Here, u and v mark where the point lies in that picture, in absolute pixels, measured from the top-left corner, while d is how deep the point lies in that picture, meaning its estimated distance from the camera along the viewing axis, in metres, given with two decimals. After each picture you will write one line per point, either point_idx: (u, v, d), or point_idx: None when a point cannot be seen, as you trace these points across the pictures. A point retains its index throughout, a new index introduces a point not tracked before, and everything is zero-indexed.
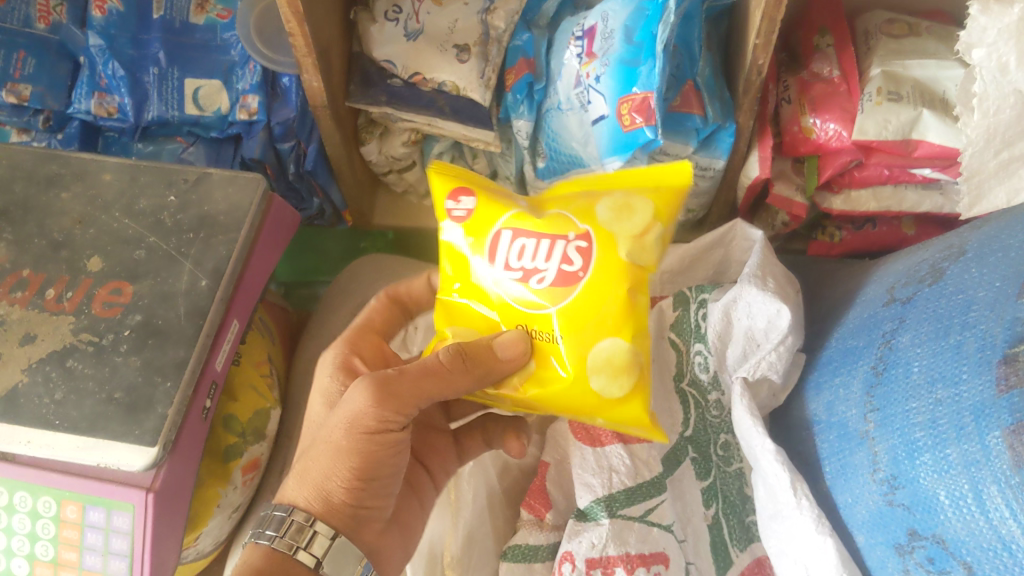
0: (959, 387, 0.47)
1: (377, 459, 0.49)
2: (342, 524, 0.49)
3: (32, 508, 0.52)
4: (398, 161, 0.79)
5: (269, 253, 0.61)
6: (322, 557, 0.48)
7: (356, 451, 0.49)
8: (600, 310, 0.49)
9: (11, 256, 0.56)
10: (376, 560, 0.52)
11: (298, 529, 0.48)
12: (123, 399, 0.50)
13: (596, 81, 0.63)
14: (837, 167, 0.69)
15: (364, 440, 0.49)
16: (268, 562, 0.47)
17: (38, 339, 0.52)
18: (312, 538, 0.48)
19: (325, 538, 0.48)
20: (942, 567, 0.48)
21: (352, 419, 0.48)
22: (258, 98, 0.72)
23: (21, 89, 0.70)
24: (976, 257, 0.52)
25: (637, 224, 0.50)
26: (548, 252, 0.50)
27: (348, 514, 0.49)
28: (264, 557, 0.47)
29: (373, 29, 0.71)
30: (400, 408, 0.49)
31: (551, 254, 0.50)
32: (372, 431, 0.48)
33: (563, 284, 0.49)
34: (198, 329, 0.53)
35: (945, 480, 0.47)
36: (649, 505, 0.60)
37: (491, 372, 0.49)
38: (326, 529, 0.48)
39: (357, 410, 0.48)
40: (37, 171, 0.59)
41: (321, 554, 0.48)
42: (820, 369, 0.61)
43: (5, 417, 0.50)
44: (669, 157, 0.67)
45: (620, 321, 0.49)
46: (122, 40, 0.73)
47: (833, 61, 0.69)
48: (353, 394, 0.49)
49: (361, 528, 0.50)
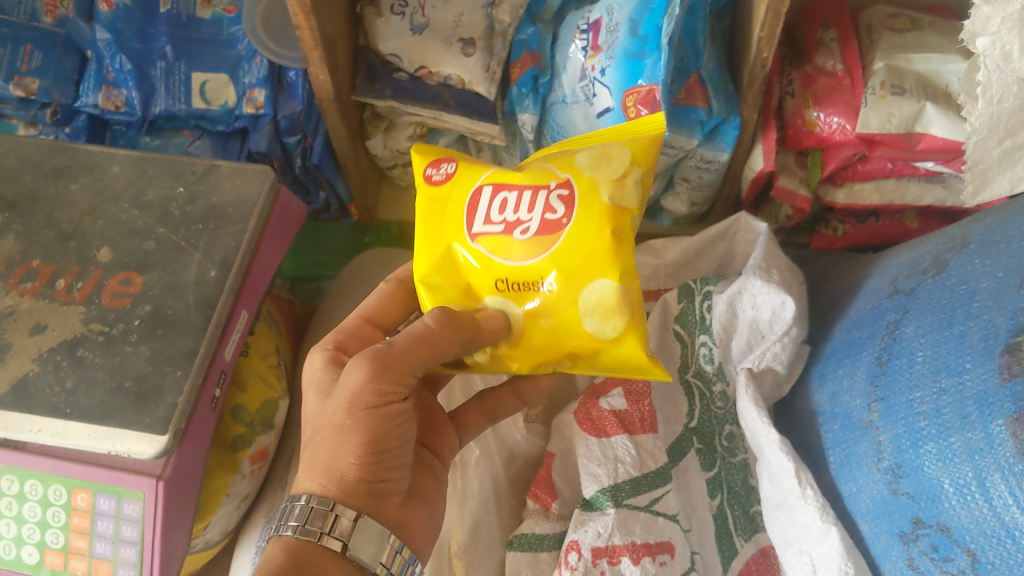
0: (962, 376, 0.48)
1: (385, 432, 0.45)
2: (360, 501, 0.45)
3: (42, 497, 0.52)
4: (403, 154, 0.80)
5: (278, 243, 0.61)
6: (348, 540, 0.43)
7: (365, 427, 0.44)
8: (578, 260, 0.47)
9: (20, 246, 0.56)
10: (404, 537, 0.48)
11: (316, 516, 0.43)
12: (133, 388, 0.51)
13: (602, 74, 0.63)
14: (840, 160, 0.70)
15: (368, 413, 0.44)
16: (286, 558, 0.43)
17: (48, 329, 0.53)
18: (336, 523, 0.43)
19: (349, 520, 0.44)
20: (946, 555, 0.49)
21: (352, 396, 0.44)
22: (265, 92, 0.73)
23: (28, 82, 0.71)
24: (979, 249, 0.52)
25: (617, 168, 0.48)
26: (529, 204, 0.49)
27: (365, 489, 0.45)
28: (284, 552, 0.43)
29: (379, 22, 0.70)
30: (399, 377, 0.45)
31: (533, 206, 0.48)
32: (375, 404, 0.44)
33: (546, 233, 0.48)
34: (207, 320, 0.53)
35: (948, 468, 0.48)
36: (654, 495, 0.61)
37: (464, 323, 0.47)
38: (348, 511, 0.44)
39: (354, 387, 0.44)
40: (46, 163, 0.60)
41: (347, 537, 0.43)
42: (824, 360, 0.62)
43: (16, 406, 0.50)
44: (674, 149, 0.68)
45: (603, 250, 0.47)
46: (129, 34, 0.73)
47: (836, 54, 0.69)
48: (348, 372, 0.44)
49: (383, 503, 0.46)
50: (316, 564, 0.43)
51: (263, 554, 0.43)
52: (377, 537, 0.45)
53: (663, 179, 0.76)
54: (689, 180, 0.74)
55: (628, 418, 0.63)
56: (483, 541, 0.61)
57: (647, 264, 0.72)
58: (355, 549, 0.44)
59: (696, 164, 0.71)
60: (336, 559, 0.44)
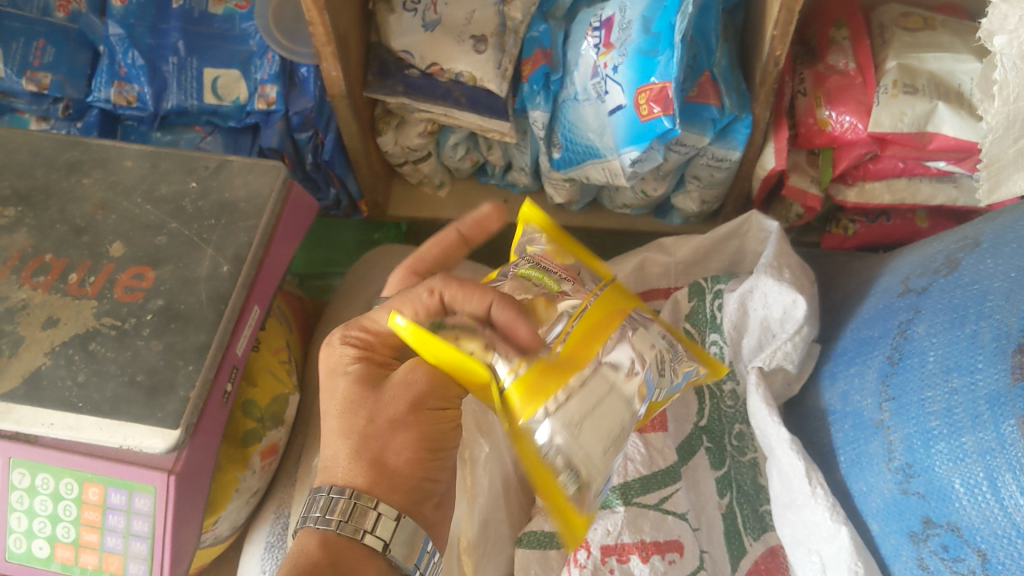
0: (974, 376, 0.48)
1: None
2: (403, 502, 0.46)
3: (53, 490, 0.53)
4: (414, 151, 0.80)
5: (291, 238, 0.61)
6: (388, 540, 0.45)
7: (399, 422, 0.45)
8: None
9: (33, 240, 0.56)
10: (436, 537, 0.49)
11: (360, 513, 0.44)
12: (145, 382, 0.51)
13: (614, 71, 0.63)
14: (852, 159, 0.70)
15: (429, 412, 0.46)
16: (324, 552, 0.44)
17: (60, 323, 0.53)
18: (378, 522, 0.45)
19: (390, 519, 0.45)
20: (956, 555, 0.48)
21: (415, 398, 0.46)
22: (276, 88, 0.72)
23: (41, 77, 0.72)
24: (991, 248, 0.52)
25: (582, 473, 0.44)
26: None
27: (413, 484, 0.46)
28: (322, 545, 0.44)
29: (391, 19, 0.70)
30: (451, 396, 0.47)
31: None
32: (434, 405, 0.46)
33: None
34: (219, 314, 0.53)
35: (959, 468, 0.47)
36: (663, 493, 0.61)
37: None
38: (390, 510, 0.45)
39: (414, 382, 0.46)
40: (59, 157, 0.60)
41: (388, 537, 0.45)
42: (835, 359, 0.62)
43: (28, 400, 0.50)
44: (685, 148, 0.68)
45: None
46: (141, 29, 0.73)
47: (849, 53, 0.69)
48: (413, 372, 0.46)
49: (422, 503, 0.47)
50: (354, 560, 0.44)
51: (297, 549, 0.44)
52: (414, 536, 0.46)
53: (674, 177, 0.76)
54: (700, 178, 0.74)
55: None
56: (492, 538, 0.61)
57: (658, 262, 0.72)
58: (395, 549, 0.45)
59: (708, 162, 0.71)
60: (373, 557, 0.45)
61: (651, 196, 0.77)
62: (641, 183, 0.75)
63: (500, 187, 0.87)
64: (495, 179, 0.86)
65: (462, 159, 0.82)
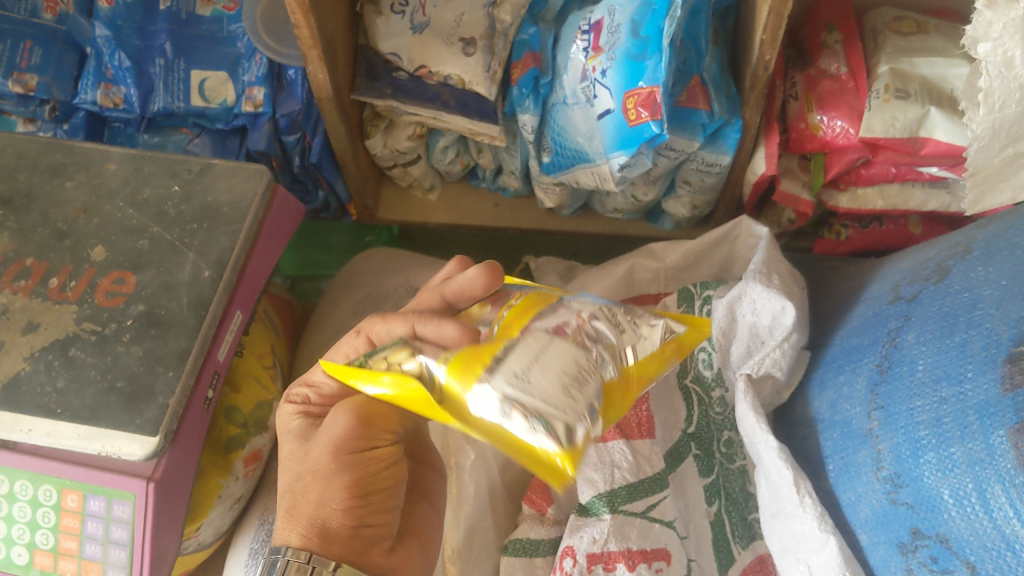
0: (963, 386, 0.47)
1: (370, 473, 0.46)
2: (342, 548, 0.45)
3: (32, 497, 0.52)
4: (403, 154, 0.79)
5: (275, 244, 0.61)
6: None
7: (353, 470, 0.45)
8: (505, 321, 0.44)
9: (14, 244, 0.55)
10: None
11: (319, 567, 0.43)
12: (125, 388, 0.50)
13: (602, 75, 0.63)
14: (844, 164, 0.69)
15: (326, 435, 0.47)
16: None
17: (40, 328, 0.52)
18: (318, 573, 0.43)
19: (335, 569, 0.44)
20: (945, 566, 0.48)
21: (336, 441, 0.45)
22: (264, 90, 0.72)
23: (27, 79, 0.71)
24: (982, 256, 0.52)
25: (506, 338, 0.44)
26: None
27: (348, 535, 0.45)
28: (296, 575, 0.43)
29: (379, 21, 0.70)
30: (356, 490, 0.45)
31: None
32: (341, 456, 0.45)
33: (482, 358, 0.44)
34: (200, 320, 0.53)
35: (948, 479, 0.47)
36: (650, 501, 0.60)
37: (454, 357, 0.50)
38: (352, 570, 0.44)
39: (354, 466, 0.45)
40: (42, 160, 0.59)
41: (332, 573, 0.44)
42: (825, 366, 0.61)
43: (8, 405, 0.50)
44: (674, 152, 0.68)
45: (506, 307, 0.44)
46: (129, 30, 0.72)
47: (841, 57, 0.68)
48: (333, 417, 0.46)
49: (369, 549, 0.46)
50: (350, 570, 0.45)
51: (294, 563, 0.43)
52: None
53: (665, 182, 0.75)
54: (690, 183, 0.73)
55: (625, 423, 0.62)
56: (478, 544, 0.61)
57: (647, 267, 0.71)
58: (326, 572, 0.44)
59: (698, 167, 0.70)
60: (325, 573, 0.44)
61: (642, 201, 0.77)
62: (632, 188, 0.75)
63: (492, 191, 0.87)
64: (487, 183, 0.85)
65: (452, 162, 0.81)
